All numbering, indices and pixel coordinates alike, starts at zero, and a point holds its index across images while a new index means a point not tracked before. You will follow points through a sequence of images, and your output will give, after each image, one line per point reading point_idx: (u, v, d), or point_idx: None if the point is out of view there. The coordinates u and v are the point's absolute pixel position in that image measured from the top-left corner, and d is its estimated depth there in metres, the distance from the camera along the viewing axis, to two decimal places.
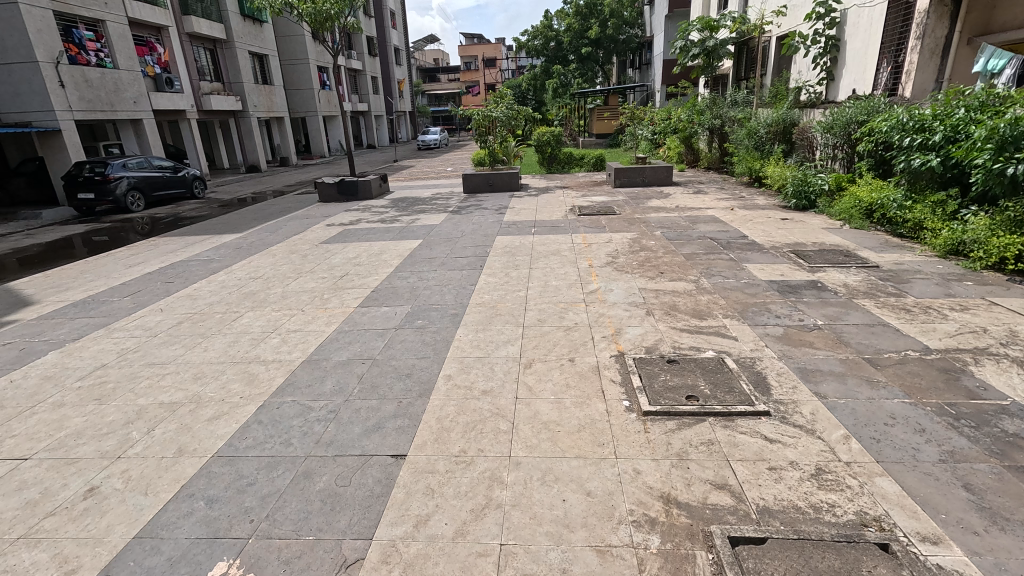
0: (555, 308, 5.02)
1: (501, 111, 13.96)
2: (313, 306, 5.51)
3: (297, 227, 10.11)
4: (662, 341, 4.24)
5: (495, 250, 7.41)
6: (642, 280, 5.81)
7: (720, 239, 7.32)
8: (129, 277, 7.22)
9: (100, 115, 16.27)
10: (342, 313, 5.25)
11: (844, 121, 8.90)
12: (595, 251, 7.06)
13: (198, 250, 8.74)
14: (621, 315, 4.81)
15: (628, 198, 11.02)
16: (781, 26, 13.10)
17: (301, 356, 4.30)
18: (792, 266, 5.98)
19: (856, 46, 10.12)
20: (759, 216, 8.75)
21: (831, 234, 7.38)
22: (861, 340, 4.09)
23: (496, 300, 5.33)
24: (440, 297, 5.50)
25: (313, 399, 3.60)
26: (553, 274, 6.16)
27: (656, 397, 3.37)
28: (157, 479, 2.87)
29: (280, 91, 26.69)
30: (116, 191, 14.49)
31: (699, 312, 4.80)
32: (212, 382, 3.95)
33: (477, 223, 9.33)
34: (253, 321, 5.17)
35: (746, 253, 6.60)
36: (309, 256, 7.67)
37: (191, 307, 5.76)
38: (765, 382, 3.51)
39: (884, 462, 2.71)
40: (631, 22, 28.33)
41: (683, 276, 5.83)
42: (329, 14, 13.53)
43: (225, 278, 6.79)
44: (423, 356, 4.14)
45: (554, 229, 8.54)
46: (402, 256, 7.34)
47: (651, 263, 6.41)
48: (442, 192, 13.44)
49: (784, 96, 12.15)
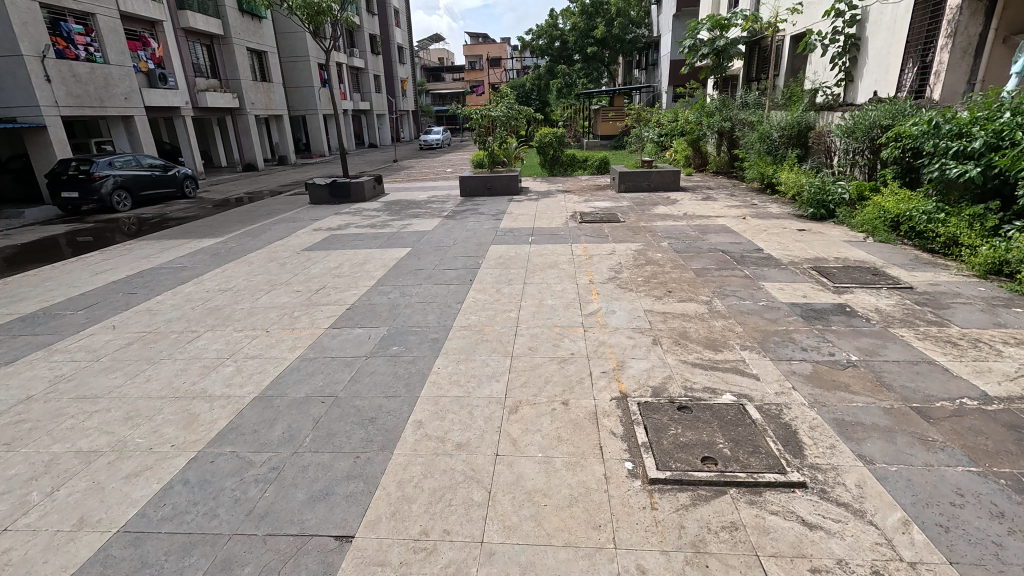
0: (549, 334, 4.44)
1: (500, 110, 13.34)
2: (280, 326, 4.94)
3: (282, 231, 9.56)
4: (671, 379, 3.65)
5: (488, 261, 6.83)
6: (648, 299, 5.21)
7: (733, 252, 6.73)
8: (92, 286, 6.66)
9: (89, 112, 15.77)
10: (311, 335, 4.68)
11: (866, 125, 8.32)
12: (597, 264, 6.46)
13: (173, 255, 8.17)
14: (624, 344, 4.21)
15: (633, 204, 10.44)
16: (796, 24, 12.46)
17: (254, 391, 3.73)
18: (815, 286, 5.37)
19: (878, 45, 9.52)
20: (774, 226, 8.15)
21: (855, 248, 6.78)
22: (906, 383, 3.47)
23: (483, 322, 4.74)
24: (422, 318, 4.93)
25: (256, 451, 3.02)
26: (549, 290, 5.59)
27: (666, 458, 2.78)
28: (40, 566, 2.30)
29: (279, 89, 26.18)
30: (101, 190, 13.97)
31: (713, 342, 4.20)
32: (145, 424, 3.38)
33: (471, 230, 8.76)
34: (210, 344, 4.60)
35: (762, 269, 6.00)
36: (287, 265, 7.11)
37: (147, 325, 5.18)
38: (797, 440, 2.92)
39: (960, 563, 2.11)
40: (637, 21, 27.69)
41: (693, 296, 5.25)
42: (323, 7, 12.97)
43: (192, 290, 6.24)
44: (392, 395, 3.56)
45: (553, 238, 7.95)
46: (387, 266, 6.77)
47: (658, 279, 5.82)
48: (439, 195, 12.89)
49: (799, 98, 11.55)
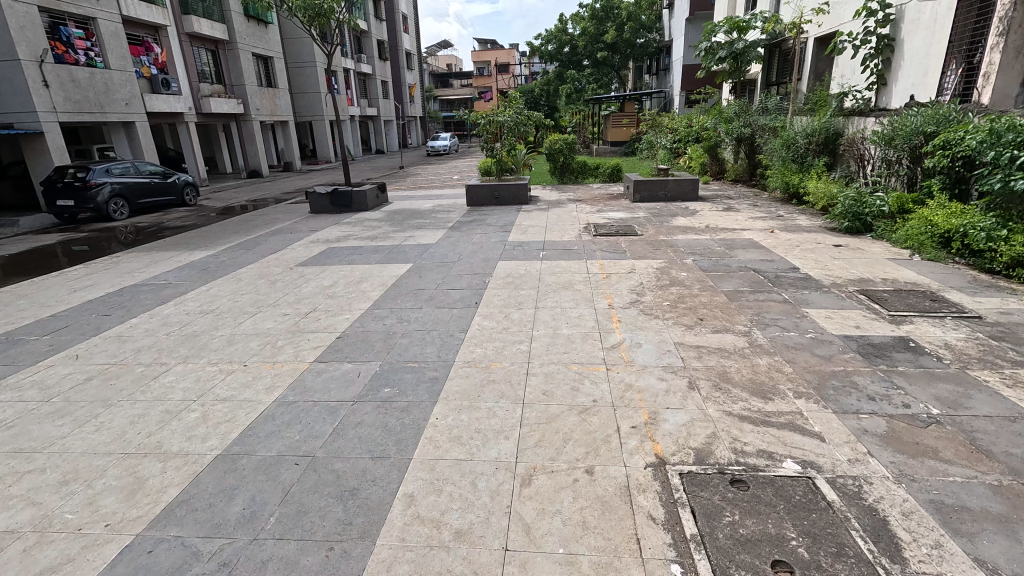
0: (567, 375, 3.82)
1: (510, 116, 12.78)
2: (259, 358, 4.36)
3: (278, 243, 9.04)
4: (716, 438, 3.02)
5: (495, 279, 6.25)
6: (677, 329, 4.58)
7: (765, 272, 6.11)
8: (65, 306, 6.14)
9: (87, 118, 15.43)
10: (294, 371, 4.10)
11: (907, 131, 7.66)
12: (615, 285, 5.84)
13: (160, 270, 7.66)
14: (656, 390, 3.57)
15: (649, 215, 9.83)
16: (821, 25, 11.77)
17: (218, 447, 3.13)
18: (868, 315, 4.72)
19: (915, 45, 8.85)
20: (806, 241, 7.50)
21: (901, 267, 6.13)
22: (1011, 450, 2.81)
23: (490, 357, 4.13)
24: (421, 351, 4.33)
25: (207, 537, 2.43)
26: (564, 316, 4.99)
27: (725, 561, 2.15)
28: None
29: (285, 95, 25.87)
30: (97, 198, 13.53)
31: (761, 387, 3.56)
32: (81, 493, 2.80)
33: (478, 243, 8.18)
34: (178, 382, 4.01)
35: (803, 293, 5.38)
36: (278, 283, 6.56)
37: (113, 355, 4.63)
38: (890, 534, 2.28)
39: None
40: (650, 25, 27.01)
41: (729, 326, 4.62)
42: (324, 8, 11.83)
43: (171, 312, 5.69)
44: (379, 457, 2.95)
45: (566, 253, 7.36)
46: (386, 285, 6.19)
47: (685, 303, 5.20)
48: (444, 204, 12.35)
49: (826, 102, 10.91)
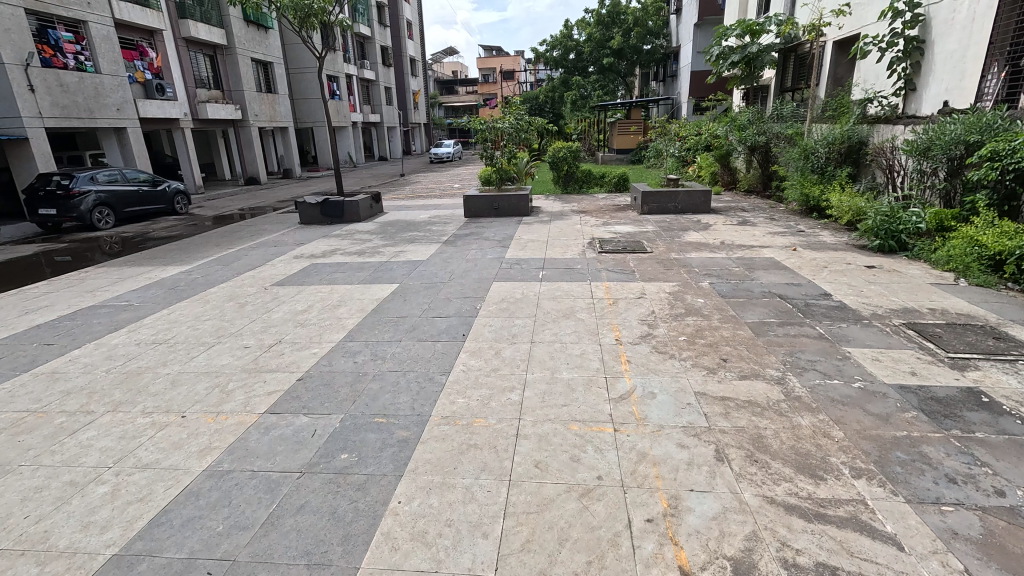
0: (565, 439, 3.12)
1: (510, 122, 12.21)
2: (201, 408, 3.67)
3: (259, 258, 8.41)
4: (759, 541, 2.31)
5: (488, 303, 5.58)
6: (696, 374, 3.87)
7: (793, 299, 5.40)
8: (8, 332, 5.50)
9: (75, 123, 14.93)
10: (238, 427, 3.41)
11: (947, 141, 6.95)
12: (623, 313, 5.14)
13: (126, 289, 7.02)
14: (676, 462, 2.87)
15: (659, 228, 9.15)
16: (841, 28, 11.09)
17: (117, 544, 2.45)
18: (923, 357, 4.02)
19: (948, 47, 8.16)
20: (833, 262, 6.78)
21: (948, 294, 5.43)
22: None
23: (473, 411, 3.44)
24: (392, 401, 3.64)
25: None
26: (564, 352, 4.31)
27: None
28: None
29: (285, 101, 25.43)
30: (81, 207, 12.97)
31: (807, 460, 2.85)
32: None
33: (472, 260, 7.51)
34: (98, 440, 3.33)
35: (840, 327, 4.67)
36: (247, 307, 5.91)
37: (36, 398, 3.96)
38: None
39: None
40: (657, 31, 26.38)
41: (759, 369, 3.90)
42: (315, 8, 11.05)
43: (121, 341, 5.04)
44: (318, 566, 2.26)
45: (568, 273, 6.68)
46: (364, 311, 5.52)
47: (704, 339, 4.50)
48: (442, 215, 11.72)
49: (848, 109, 10.20)
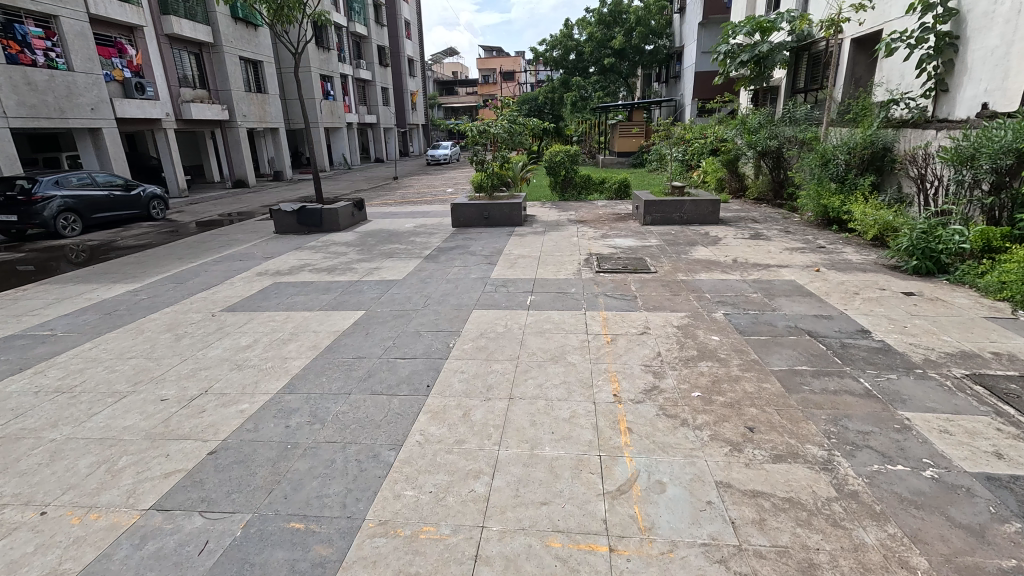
0: (541, 565, 2.26)
1: (503, 125, 11.24)
2: (72, 499, 2.81)
3: (219, 275, 7.56)
4: None
5: (464, 339, 4.73)
6: (717, 452, 3.00)
7: (826, 338, 4.53)
8: None
9: (45, 124, 14.14)
10: (107, 534, 2.55)
11: (995, 147, 6.06)
12: (623, 356, 4.29)
13: (57, 313, 6.17)
14: None
15: (663, 243, 8.29)
16: (862, 24, 10.24)
17: None
18: (1007, 429, 3.14)
19: (989, 43, 7.29)
20: (865, 286, 5.91)
21: (1010, 332, 4.55)
22: None
23: (422, 515, 2.57)
24: (319, 491, 2.78)
25: None
26: (549, 415, 3.44)
27: None
28: None
29: (275, 101, 24.59)
30: (44, 213, 12.11)
31: None
32: None
33: (453, 281, 6.64)
34: None
35: (890, 379, 3.79)
36: (184, 340, 5.05)
37: None
38: None
39: None
40: (659, 31, 25.55)
41: (798, 448, 3.02)
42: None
43: (17, 388, 4.19)
44: None
45: (561, 298, 5.82)
46: (317, 349, 4.66)
47: (723, 395, 3.63)
48: (428, 224, 10.87)
49: (870, 111, 9.33)
